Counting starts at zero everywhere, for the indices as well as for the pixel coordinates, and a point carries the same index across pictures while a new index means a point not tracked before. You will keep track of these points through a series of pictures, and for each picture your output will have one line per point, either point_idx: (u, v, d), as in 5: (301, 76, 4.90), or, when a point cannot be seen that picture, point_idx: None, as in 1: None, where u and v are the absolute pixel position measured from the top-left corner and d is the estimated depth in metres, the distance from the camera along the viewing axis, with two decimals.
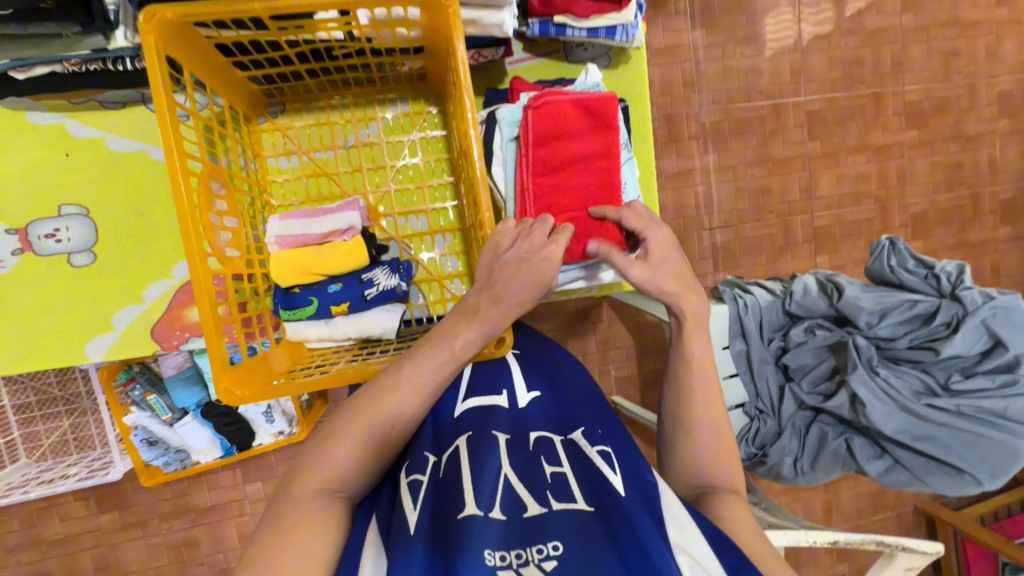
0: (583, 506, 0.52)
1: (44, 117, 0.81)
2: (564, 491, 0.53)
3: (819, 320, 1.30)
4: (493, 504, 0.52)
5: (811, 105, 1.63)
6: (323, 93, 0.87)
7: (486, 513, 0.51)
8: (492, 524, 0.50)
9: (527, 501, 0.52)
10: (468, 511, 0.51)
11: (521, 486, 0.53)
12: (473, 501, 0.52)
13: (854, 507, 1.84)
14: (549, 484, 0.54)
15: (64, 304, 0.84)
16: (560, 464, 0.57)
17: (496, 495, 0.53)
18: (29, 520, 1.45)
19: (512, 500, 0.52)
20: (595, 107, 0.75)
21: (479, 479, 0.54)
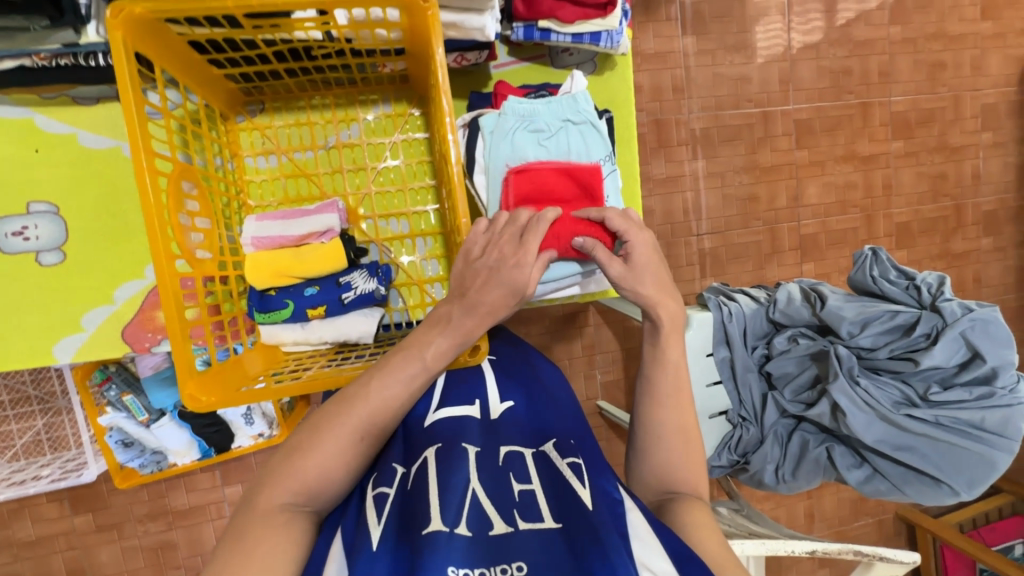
0: (550, 524, 0.52)
1: (13, 111, 0.79)
2: (530, 509, 0.53)
3: (802, 329, 1.30)
4: (459, 519, 0.51)
5: (799, 114, 1.64)
6: (303, 92, 0.86)
7: (452, 529, 0.50)
8: (457, 541, 0.49)
9: (493, 518, 0.52)
10: (434, 527, 0.50)
11: (488, 503, 0.53)
12: (439, 517, 0.51)
13: (836, 514, 1.85)
14: (516, 503, 0.53)
15: (32, 304, 0.81)
16: (529, 480, 0.56)
17: (463, 511, 0.52)
18: (0, 521, 1.42)
19: (479, 516, 0.52)
20: (585, 179, 0.78)
21: (447, 495, 0.54)
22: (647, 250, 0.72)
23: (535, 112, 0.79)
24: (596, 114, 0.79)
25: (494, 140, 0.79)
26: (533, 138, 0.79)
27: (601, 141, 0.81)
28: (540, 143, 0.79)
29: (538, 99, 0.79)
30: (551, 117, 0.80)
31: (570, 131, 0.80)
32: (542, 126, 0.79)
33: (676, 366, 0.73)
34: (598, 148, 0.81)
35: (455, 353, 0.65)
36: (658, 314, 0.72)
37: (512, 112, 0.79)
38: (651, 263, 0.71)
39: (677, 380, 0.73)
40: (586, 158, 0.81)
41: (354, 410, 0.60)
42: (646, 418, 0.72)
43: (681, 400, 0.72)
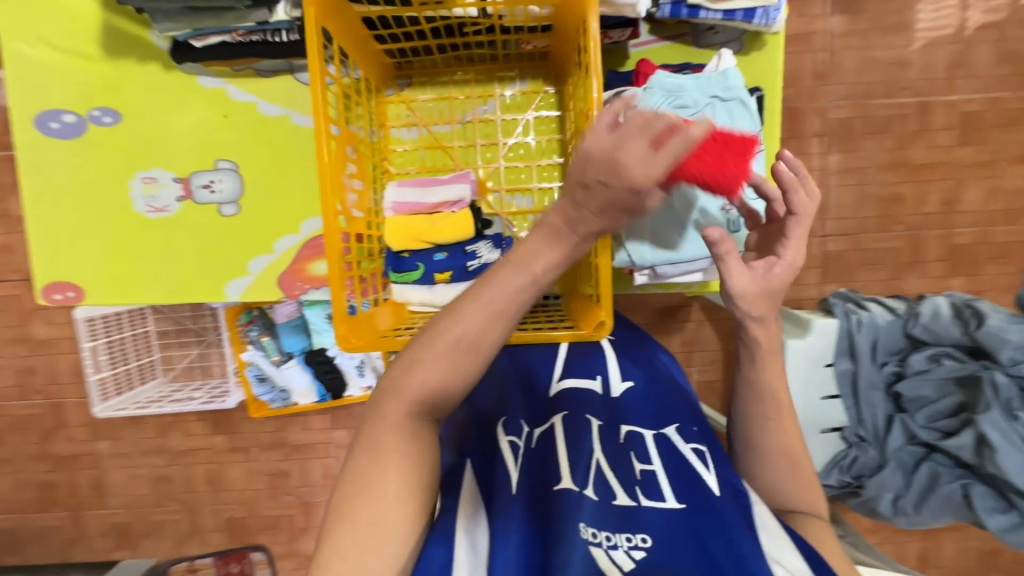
0: (674, 504, 0.52)
1: (210, 81, 0.91)
2: (654, 489, 0.54)
3: (948, 348, 1.16)
4: (586, 482, 0.54)
5: (969, 105, 1.43)
6: (448, 68, 0.91)
7: (580, 489, 0.53)
8: (586, 500, 0.51)
9: (618, 491, 0.53)
10: (564, 484, 0.53)
11: (612, 474, 0.55)
12: (568, 476, 0.54)
13: (958, 562, 1.64)
14: (639, 480, 0.55)
15: (212, 248, 0.95)
16: (651, 460, 0.57)
17: (590, 475, 0.55)
18: (160, 430, 1.69)
19: (604, 485, 0.54)
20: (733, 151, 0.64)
21: (574, 456, 0.56)
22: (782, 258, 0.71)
23: (680, 87, 0.72)
24: (749, 93, 0.72)
25: (634, 113, 0.72)
26: (675, 111, 0.72)
27: (750, 120, 0.74)
28: (681, 117, 0.72)
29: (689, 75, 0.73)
30: (697, 93, 0.73)
31: (717, 108, 0.73)
32: (688, 101, 0.72)
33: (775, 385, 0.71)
34: (744, 129, 0.74)
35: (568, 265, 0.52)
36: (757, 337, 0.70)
37: (657, 87, 0.72)
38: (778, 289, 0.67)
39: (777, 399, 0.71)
40: (729, 139, 0.75)
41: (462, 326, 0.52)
42: (753, 443, 0.71)
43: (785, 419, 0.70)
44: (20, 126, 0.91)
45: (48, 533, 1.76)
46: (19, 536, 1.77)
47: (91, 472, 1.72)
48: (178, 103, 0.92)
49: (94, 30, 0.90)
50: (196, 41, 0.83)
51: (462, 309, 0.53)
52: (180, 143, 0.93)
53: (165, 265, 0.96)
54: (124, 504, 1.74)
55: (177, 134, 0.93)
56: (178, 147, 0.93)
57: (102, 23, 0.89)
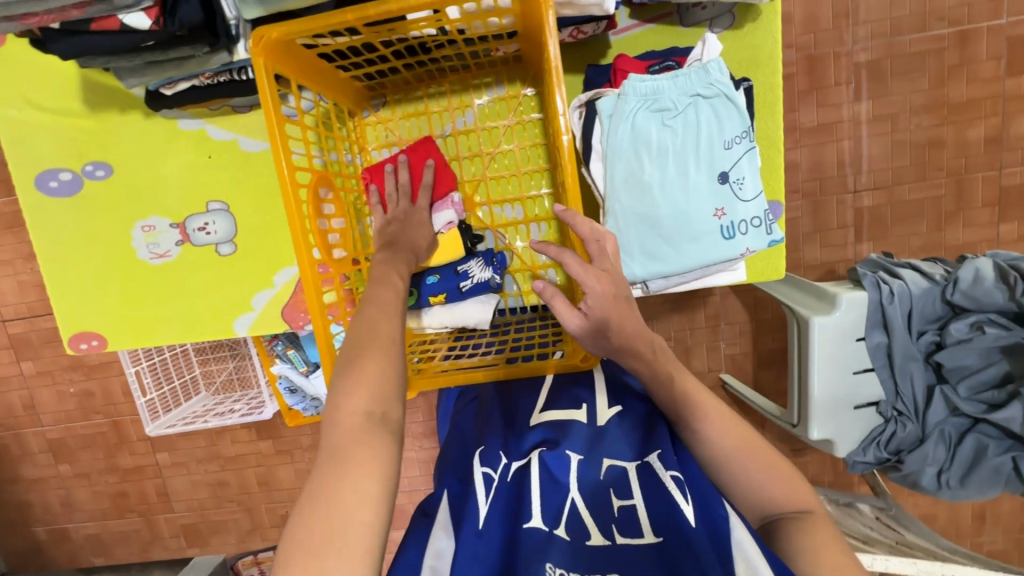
0: (649, 539, 0.54)
1: (191, 123, 0.91)
2: (630, 526, 0.55)
3: (991, 315, 1.08)
4: (557, 522, 0.56)
5: (1016, 29, 1.28)
6: (422, 83, 0.88)
7: (550, 529, 0.55)
8: (555, 542, 0.54)
9: (592, 529, 0.55)
10: (533, 523, 0.56)
11: (587, 514, 0.57)
12: (539, 515, 0.57)
13: (1016, 519, 1.57)
14: (616, 518, 0.56)
15: (216, 287, 0.97)
16: (630, 495, 0.58)
17: (562, 514, 0.57)
18: (211, 439, 1.80)
19: (576, 524, 0.56)
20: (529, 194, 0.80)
21: (548, 495, 0.58)
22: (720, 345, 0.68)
23: (660, 90, 0.72)
24: (733, 90, 0.70)
25: (615, 122, 0.72)
26: (654, 115, 0.72)
27: (739, 116, 0.71)
28: (661, 122, 0.72)
29: (667, 75, 0.72)
30: (678, 93, 0.72)
31: (701, 107, 0.72)
32: (669, 103, 0.72)
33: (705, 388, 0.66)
34: (733, 127, 0.71)
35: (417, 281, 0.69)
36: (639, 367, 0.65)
37: (636, 93, 0.72)
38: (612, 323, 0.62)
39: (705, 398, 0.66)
40: (717, 137, 0.72)
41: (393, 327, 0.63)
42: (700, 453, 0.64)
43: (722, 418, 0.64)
44: (22, 189, 0.94)
45: (127, 537, 1.91)
46: (106, 540, 1.92)
47: (156, 481, 1.85)
48: (165, 148, 0.93)
49: (76, 87, 0.91)
50: (167, 90, 0.82)
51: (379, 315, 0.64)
52: (171, 187, 0.94)
53: (175, 307, 0.99)
54: (188, 507, 1.87)
55: (168, 180, 0.94)
56: (170, 192, 0.94)
57: (83, 81, 0.91)
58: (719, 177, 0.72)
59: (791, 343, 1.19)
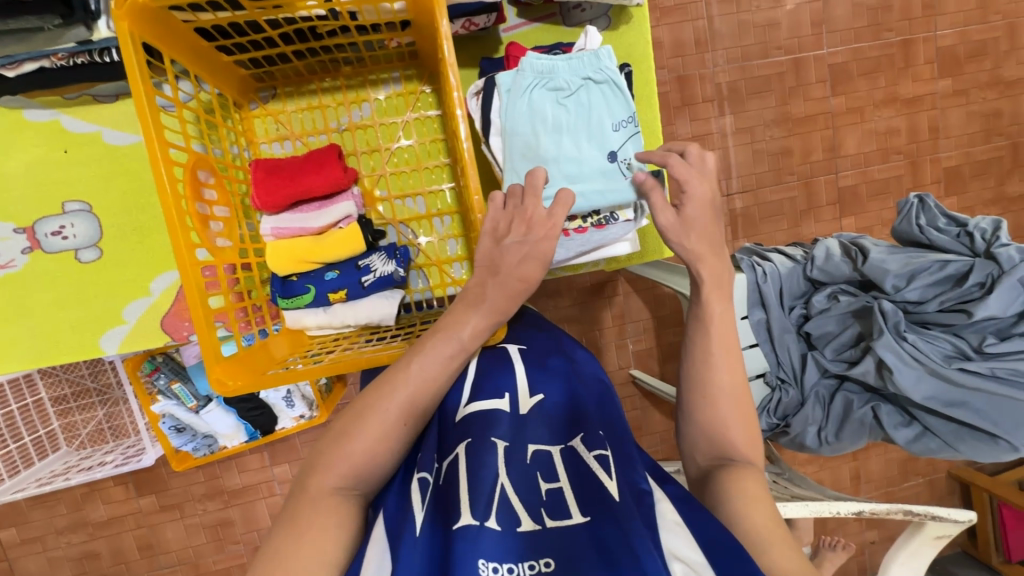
0: (578, 519, 0.52)
1: (40, 114, 0.81)
2: (559, 508, 0.53)
3: (842, 285, 1.24)
4: (488, 513, 0.52)
5: (834, 58, 1.54)
6: (314, 75, 0.86)
7: (481, 522, 0.51)
8: (487, 534, 0.50)
9: (521, 516, 0.52)
10: (463, 521, 0.51)
11: (517, 501, 0.53)
12: (469, 510, 0.52)
13: (884, 474, 1.79)
14: (544, 502, 0.54)
15: (77, 300, 0.85)
16: (556, 478, 0.56)
17: (492, 503, 0.53)
18: (74, 504, 1.53)
19: (507, 512, 0.52)
20: (329, 161, 0.82)
21: (477, 485, 0.54)
22: (704, 207, 0.69)
23: (554, 71, 0.77)
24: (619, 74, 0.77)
25: (514, 99, 0.77)
26: (552, 95, 0.78)
27: (624, 101, 0.78)
28: (557, 101, 0.78)
29: (563, 57, 0.77)
30: (571, 75, 0.78)
31: (591, 90, 0.78)
32: (563, 83, 0.77)
33: (720, 323, 0.69)
34: (619, 110, 0.78)
35: (490, 331, 0.65)
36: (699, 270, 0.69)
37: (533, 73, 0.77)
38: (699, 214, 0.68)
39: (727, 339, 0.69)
40: (607, 120, 0.78)
41: (395, 391, 0.61)
42: (696, 379, 0.68)
43: (730, 356, 0.68)
44: None
45: None
46: None
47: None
48: (7, 144, 0.81)
49: None
50: (6, 71, 0.72)
51: (394, 374, 0.62)
52: (17, 187, 0.82)
53: (22, 327, 0.85)
54: None
55: (14, 178, 0.82)
56: (17, 193, 0.82)
57: None
58: (608, 155, 0.78)
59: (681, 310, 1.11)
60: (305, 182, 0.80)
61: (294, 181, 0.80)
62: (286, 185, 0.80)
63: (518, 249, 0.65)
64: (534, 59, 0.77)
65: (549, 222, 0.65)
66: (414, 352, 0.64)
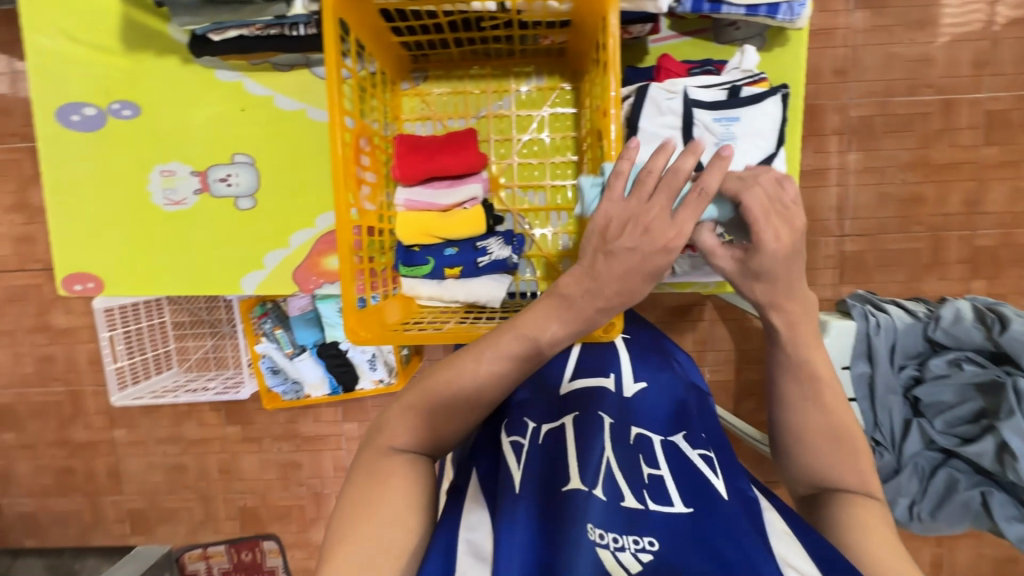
0: (681, 508, 0.51)
1: (228, 75, 0.92)
2: (661, 493, 0.53)
3: (969, 353, 1.12)
4: (596, 482, 0.53)
5: (994, 104, 1.39)
6: (464, 63, 0.90)
7: (590, 490, 0.52)
8: (595, 500, 0.50)
9: (626, 492, 0.52)
10: (573, 485, 0.52)
11: (621, 475, 0.54)
12: (577, 476, 0.53)
13: (971, 568, 1.61)
14: (647, 484, 0.54)
15: (230, 240, 0.96)
16: (658, 465, 0.56)
17: (600, 474, 0.53)
18: (176, 419, 1.72)
19: (613, 485, 0.53)
20: (466, 142, 0.86)
21: (584, 454, 0.55)
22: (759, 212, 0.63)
23: (724, 105, 0.76)
24: (781, 116, 0.75)
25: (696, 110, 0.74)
26: (712, 117, 0.76)
27: (770, 123, 0.75)
28: (715, 120, 0.75)
29: (745, 105, 0.75)
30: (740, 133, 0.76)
31: (756, 151, 0.76)
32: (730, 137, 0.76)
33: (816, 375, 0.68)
34: (766, 128, 0.75)
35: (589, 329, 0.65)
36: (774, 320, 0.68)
37: (689, 93, 0.76)
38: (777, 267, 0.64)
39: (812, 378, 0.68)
40: (751, 136, 0.76)
41: (461, 376, 0.63)
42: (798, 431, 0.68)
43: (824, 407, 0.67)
44: (43, 118, 0.93)
45: (66, 518, 1.80)
46: (41, 520, 1.80)
47: (108, 460, 1.75)
48: (198, 99, 0.93)
49: (116, 23, 0.91)
50: (215, 35, 0.83)
51: (465, 360, 0.64)
52: (198, 136, 0.94)
53: (180, 257, 0.97)
54: (138, 491, 1.77)
55: (197, 127, 0.93)
56: (196, 141, 0.94)
57: (127, 20, 0.90)
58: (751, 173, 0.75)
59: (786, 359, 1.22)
60: (441, 159, 0.85)
61: (430, 158, 0.85)
62: (422, 162, 0.85)
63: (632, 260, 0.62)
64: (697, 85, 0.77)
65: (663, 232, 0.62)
66: (501, 328, 0.65)
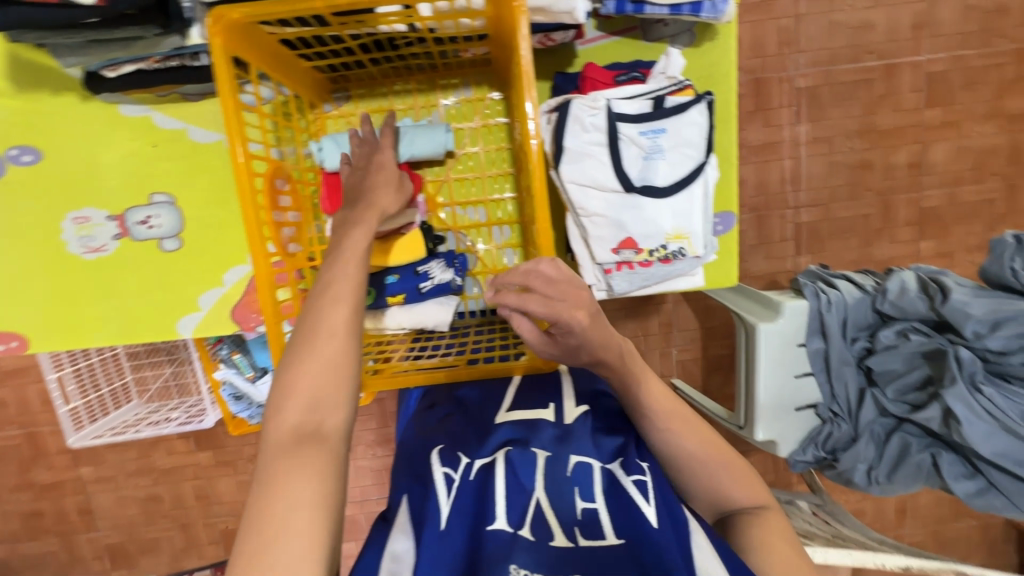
0: (613, 541, 0.52)
1: (135, 110, 0.86)
2: (593, 529, 0.53)
3: (914, 323, 1.15)
4: (523, 522, 0.54)
5: (933, 65, 1.40)
6: (387, 79, 0.86)
7: (515, 531, 0.53)
8: (520, 543, 0.52)
9: (555, 530, 0.53)
10: (499, 525, 0.53)
11: (551, 514, 0.54)
12: (503, 516, 0.54)
13: (933, 512, 1.70)
14: (579, 520, 0.54)
15: (159, 284, 0.91)
16: (593, 498, 0.55)
17: (527, 514, 0.54)
18: (143, 450, 1.67)
19: (542, 525, 0.53)
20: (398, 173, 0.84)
21: (514, 493, 0.56)
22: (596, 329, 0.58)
23: (649, 117, 0.76)
24: (708, 125, 0.75)
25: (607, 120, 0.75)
26: (638, 130, 0.76)
27: (697, 132, 0.76)
28: (641, 133, 0.76)
29: (671, 115, 0.75)
30: (666, 142, 0.77)
31: (680, 157, 0.77)
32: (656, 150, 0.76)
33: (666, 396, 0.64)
34: (693, 137, 0.76)
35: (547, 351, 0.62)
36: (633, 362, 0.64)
37: (612, 108, 0.76)
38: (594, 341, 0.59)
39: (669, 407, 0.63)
40: (676, 145, 0.77)
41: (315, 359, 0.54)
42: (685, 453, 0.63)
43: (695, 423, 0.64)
44: None
45: (42, 560, 1.75)
46: (17, 565, 1.75)
47: (77, 498, 1.70)
48: (104, 137, 0.87)
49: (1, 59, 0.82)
50: (109, 72, 0.77)
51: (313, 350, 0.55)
52: (109, 177, 0.88)
53: (109, 306, 0.92)
54: (114, 526, 1.73)
55: (109, 168, 0.88)
56: (109, 182, 0.88)
57: (9, 56, 0.82)
58: (680, 182, 0.77)
59: (737, 346, 1.23)
60: None
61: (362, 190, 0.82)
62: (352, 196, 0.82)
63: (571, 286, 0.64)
64: (622, 96, 0.77)
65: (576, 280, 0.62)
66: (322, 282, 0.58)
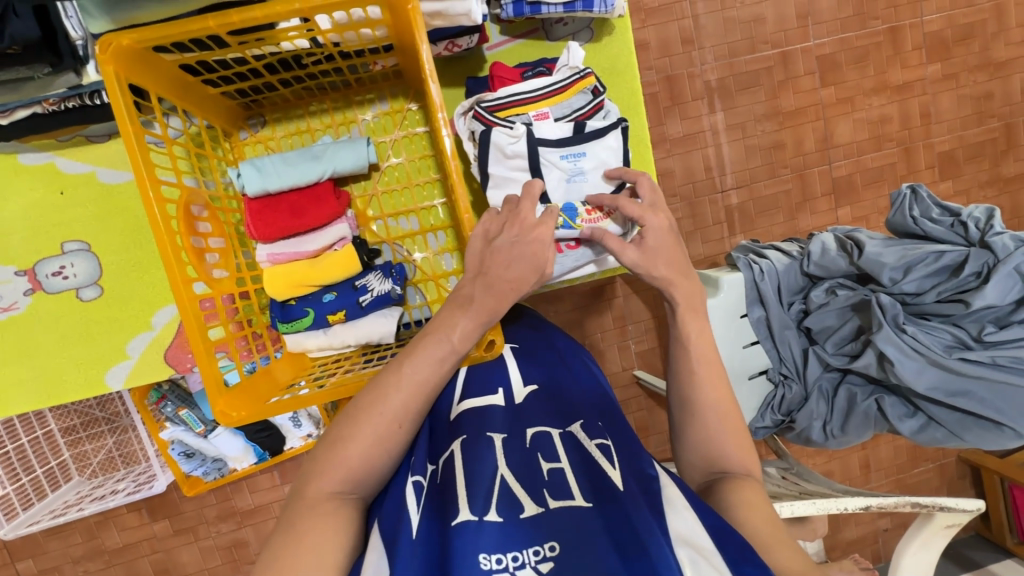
0: (582, 503, 0.52)
1: (35, 158, 0.82)
2: (561, 488, 0.53)
3: (840, 279, 1.19)
4: (488, 507, 0.52)
5: (821, 49, 1.53)
6: (301, 101, 0.86)
7: (481, 517, 0.51)
8: (488, 527, 0.50)
9: (524, 501, 0.52)
10: (463, 517, 0.51)
11: (517, 484, 0.54)
12: (467, 507, 0.52)
13: (893, 461, 1.78)
14: (546, 482, 0.54)
15: (80, 337, 0.87)
16: (558, 458, 0.57)
17: (492, 496, 0.53)
18: (90, 532, 1.53)
19: (508, 499, 0.53)
20: (324, 194, 0.83)
21: (474, 480, 0.55)
22: (664, 234, 0.72)
23: (570, 141, 0.81)
24: (623, 150, 0.82)
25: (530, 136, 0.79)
26: (560, 154, 0.81)
27: (614, 157, 0.83)
28: (562, 157, 0.81)
29: (589, 140, 0.81)
30: (588, 165, 0.82)
31: (602, 177, 0.83)
32: (578, 172, 0.82)
33: (699, 341, 0.71)
34: (611, 161, 0.83)
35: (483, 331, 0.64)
36: (673, 295, 0.71)
37: (533, 133, 0.79)
38: (667, 244, 0.72)
39: (707, 352, 0.71)
40: (595, 167, 0.83)
41: (354, 430, 0.59)
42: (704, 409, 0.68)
43: (712, 373, 0.70)
44: None
45: None
46: None
47: None
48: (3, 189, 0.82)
49: None
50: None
51: (353, 412, 0.60)
52: (12, 230, 0.83)
53: (27, 368, 0.86)
54: None
55: (12, 222, 0.83)
56: (13, 236, 0.83)
57: None
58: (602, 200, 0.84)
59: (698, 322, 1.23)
60: (308, 212, 0.82)
61: (294, 214, 0.81)
62: (281, 219, 0.81)
63: (511, 248, 0.65)
64: (529, 90, 0.81)
65: (541, 226, 0.66)
66: (404, 355, 0.63)
